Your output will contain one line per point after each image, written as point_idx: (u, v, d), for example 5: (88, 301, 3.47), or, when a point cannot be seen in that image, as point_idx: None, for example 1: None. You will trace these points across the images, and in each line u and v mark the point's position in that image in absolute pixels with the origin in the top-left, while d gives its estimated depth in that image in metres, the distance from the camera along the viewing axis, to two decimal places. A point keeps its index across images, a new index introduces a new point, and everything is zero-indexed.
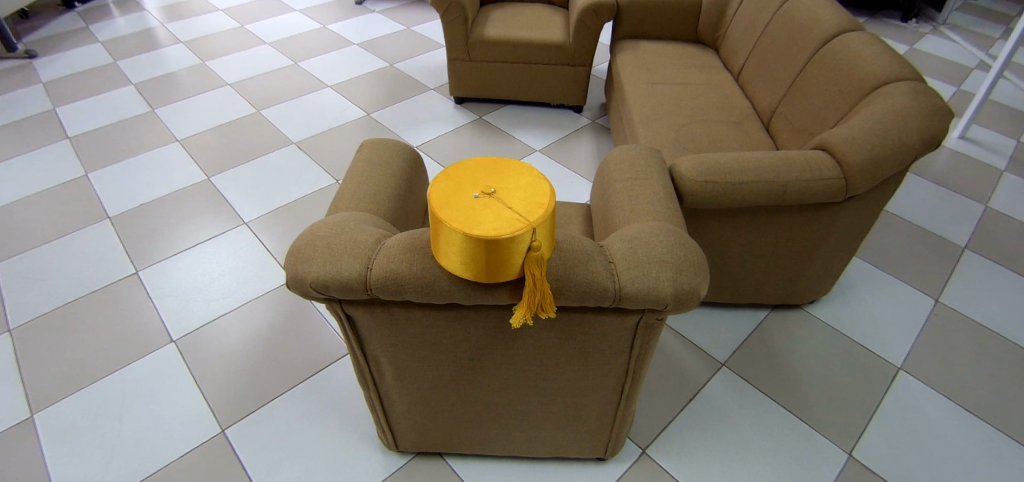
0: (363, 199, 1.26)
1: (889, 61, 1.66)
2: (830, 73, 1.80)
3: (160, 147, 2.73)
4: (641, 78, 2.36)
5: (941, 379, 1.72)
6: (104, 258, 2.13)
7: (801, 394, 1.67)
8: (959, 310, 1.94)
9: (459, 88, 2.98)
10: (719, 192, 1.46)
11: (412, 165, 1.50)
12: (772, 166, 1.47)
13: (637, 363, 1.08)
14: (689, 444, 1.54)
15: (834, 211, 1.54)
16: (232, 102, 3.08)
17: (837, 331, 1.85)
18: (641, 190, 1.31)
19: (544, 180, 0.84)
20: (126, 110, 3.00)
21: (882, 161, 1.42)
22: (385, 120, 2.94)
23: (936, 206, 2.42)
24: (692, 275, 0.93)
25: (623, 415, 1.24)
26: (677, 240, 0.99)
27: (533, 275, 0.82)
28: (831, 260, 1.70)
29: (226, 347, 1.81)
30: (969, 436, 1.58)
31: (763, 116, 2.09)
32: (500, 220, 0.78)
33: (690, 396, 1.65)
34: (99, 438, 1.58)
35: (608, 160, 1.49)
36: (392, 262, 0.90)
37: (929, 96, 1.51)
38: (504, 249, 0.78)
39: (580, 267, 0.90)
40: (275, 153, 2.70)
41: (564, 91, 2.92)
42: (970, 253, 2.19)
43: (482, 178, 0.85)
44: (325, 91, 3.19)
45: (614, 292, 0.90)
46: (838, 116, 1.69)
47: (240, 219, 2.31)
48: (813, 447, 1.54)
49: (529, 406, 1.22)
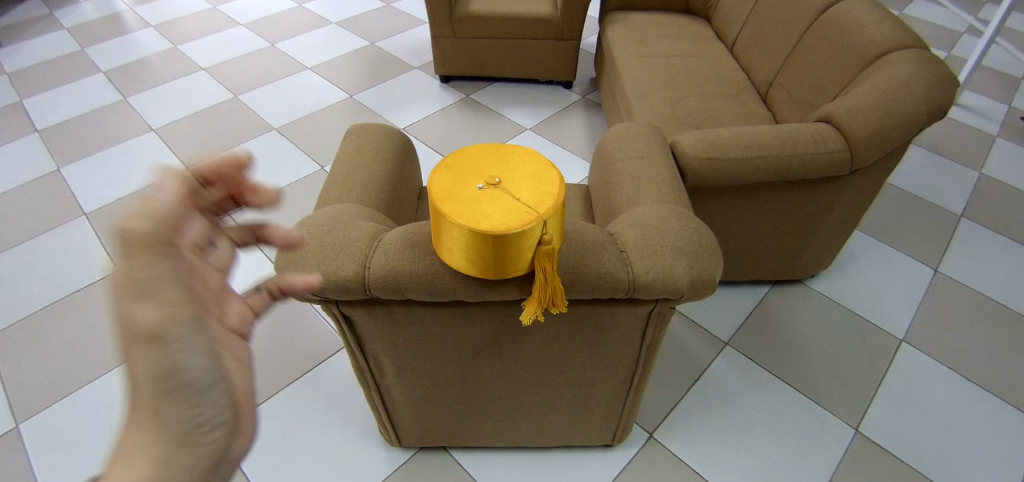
0: (354, 190, 1.20)
1: (892, 28, 1.60)
2: (829, 41, 1.74)
3: (135, 137, 2.61)
4: (633, 51, 2.28)
5: (943, 349, 1.72)
6: (83, 256, 2.04)
7: (805, 371, 1.66)
8: (958, 280, 1.94)
9: (445, 67, 2.88)
10: (723, 169, 1.42)
11: (402, 151, 1.43)
12: (776, 140, 1.42)
13: (648, 352, 1.05)
14: (695, 427, 1.52)
15: (839, 184, 1.50)
16: (208, 87, 2.96)
17: (838, 305, 1.84)
18: (644, 170, 1.26)
19: (551, 167, 0.79)
20: (97, 99, 2.86)
21: (887, 132, 1.38)
22: (369, 102, 2.84)
23: (932, 175, 2.40)
24: (707, 261, 0.89)
25: (632, 405, 1.22)
26: (689, 225, 0.95)
27: (544, 269, 0.77)
28: (833, 234, 1.67)
29: None
30: (972, 405, 1.58)
31: (760, 88, 2.03)
32: (509, 212, 0.72)
33: (696, 377, 1.63)
34: (90, 445, 1.52)
35: (607, 138, 1.43)
36: (390, 259, 0.84)
37: (934, 63, 1.46)
38: (512, 243, 0.72)
39: (591, 257, 0.85)
40: (254, 141, 2.59)
41: (552, 66, 2.83)
42: (967, 221, 2.18)
43: (485, 167, 0.79)
44: (305, 73, 3.07)
45: (627, 283, 0.86)
46: (840, 87, 1.64)
47: None
48: (818, 423, 1.53)
49: (535, 398, 1.19)
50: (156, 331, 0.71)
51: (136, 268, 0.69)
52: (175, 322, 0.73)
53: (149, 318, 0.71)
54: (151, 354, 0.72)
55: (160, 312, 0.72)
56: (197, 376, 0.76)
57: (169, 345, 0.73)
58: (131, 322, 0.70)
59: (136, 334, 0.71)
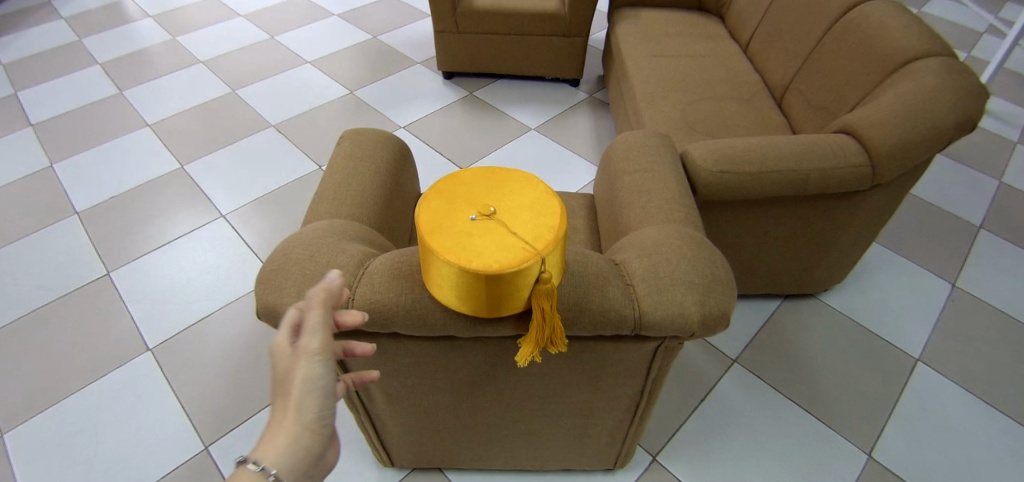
0: (345, 204, 1.13)
1: (917, 34, 1.51)
2: (851, 46, 1.65)
3: (130, 133, 2.55)
4: (642, 50, 2.20)
5: (961, 370, 1.65)
6: (74, 258, 1.99)
7: (816, 391, 1.59)
8: (976, 296, 1.86)
9: (448, 63, 2.80)
10: (736, 183, 1.34)
11: (399, 159, 1.36)
12: (793, 153, 1.35)
13: (654, 385, 0.98)
14: (701, 450, 1.46)
15: (858, 199, 1.42)
16: (206, 81, 2.89)
17: (852, 321, 1.76)
18: (653, 186, 1.19)
19: (552, 195, 0.72)
20: (93, 92, 2.80)
21: (912, 147, 1.30)
22: (369, 98, 2.76)
23: (950, 183, 2.31)
24: (720, 296, 0.82)
25: (635, 433, 1.15)
26: (702, 253, 0.88)
27: (542, 308, 0.70)
28: (849, 249, 1.59)
29: (207, 355, 1.70)
30: (991, 431, 1.51)
31: (775, 92, 1.95)
32: (504, 248, 0.66)
33: (702, 396, 1.57)
34: (75, 458, 1.48)
35: (614, 148, 1.35)
36: (375, 290, 0.78)
37: (963, 73, 1.37)
38: (507, 283, 0.66)
39: (594, 293, 0.78)
40: (251, 138, 2.53)
41: (558, 63, 2.75)
42: (986, 233, 2.09)
43: (478, 194, 0.72)
44: (305, 67, 2.99)
45: (633, 320, 0.79)
46: (861, 95, 1.56)
47: (218, 211, 2.17)
48: (829, 447, 1.47)
49: (533, 426, 1.12)
50: (318, 362, 0.71)
51: (324, 312, 0.72)
52: (331, 363, 0.73)
53: (316, 350, 0.71)
54: (298, 382, 0.70)
55: (329, 346, 0.72)
56: (321, 421, 0.72)
57: (320, 382, 0.71)
58: (299, 348, 0.71)
59: (301, 357, 0.70)
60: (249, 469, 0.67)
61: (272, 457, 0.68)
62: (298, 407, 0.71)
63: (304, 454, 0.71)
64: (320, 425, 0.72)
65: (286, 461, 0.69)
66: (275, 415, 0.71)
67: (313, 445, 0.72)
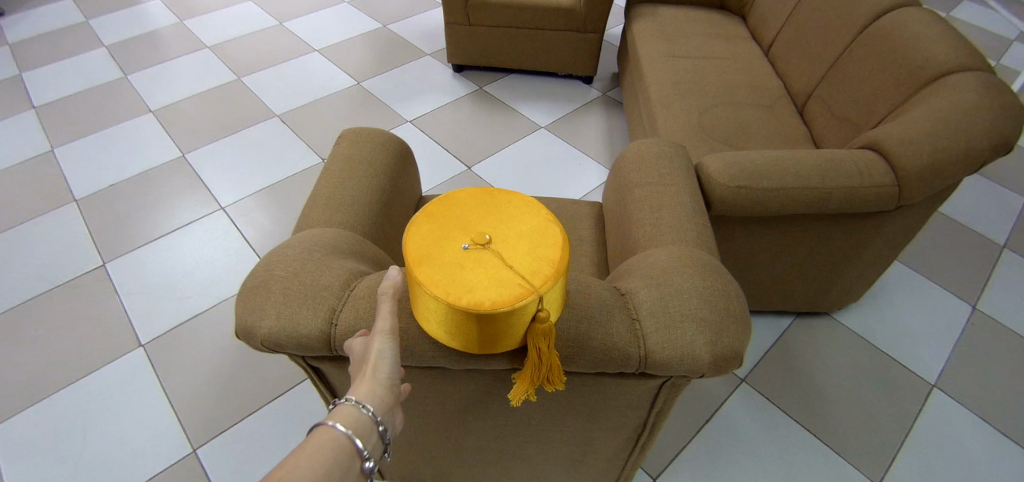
0: (339, 211, 1.08)
1: (953, 46, 1.42)
2: (880, 55, 1.57)
3: (133, 119, 2.51)
4: (659, 50, 2.11)
5: (981, 398, 1.57)
6: (70, 247, 1.95)
7: (827, 415, 1.52)
8: (998, 319, 1.77)
9: (458, 56, 2.72)
10: (753, 199, 1.27)
11: (400, 162, 1.29)
12: (814, 169, 1.27)
13: (656, 418, 0.92)
14: (703, 474, 1.40)
15: (881, 219, 1.35)
16: (211, 67, 2.83)
17: (867, 342, 1.69)
18: (665, 201, 1.12)
19: (554, 223, 0.67)
20: (97, 76, 2.75)
21: (943, 168, 1.22)
22: (376, 90, 2.69)
23: (974, 198, 2.21)
24: (733, 334, 0.76)
25: (635, 462, 1.09)
26: (714, 283, 0.81)
27: (538, 347, 0.65)
28: (868, 269, 1.52)
29: (199, 354, 1.66)
30: (1009, 464, 1.44)
31: (796, 100, 1.86)
32: (497, 284, 0.61)
33: (707, 417, 1.51)
34: (60, 456, 1.44)
35: (625, 156, 1.28)
36: (359, 318, 0.75)
37: (1000, 90, 1.29)
38: (500, 322, 0.61)
39: (596, 329, 0.73)
40: (255, 128, 2.48)
41: (571, 60, 2.66)
42: (1010, 252, 2.00)
43: (472, 219, 0.66)
44: (312, 56, 2.93)
45: (638, 358, 0.74)
46: (890, 108, 1.47)
47: (217, 203, 2.12)
48: (838, 476, 1.40)
49: (527, 451, 1.07)
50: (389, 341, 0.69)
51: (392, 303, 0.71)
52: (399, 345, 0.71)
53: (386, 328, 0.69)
54: (374, 350, 0.68)
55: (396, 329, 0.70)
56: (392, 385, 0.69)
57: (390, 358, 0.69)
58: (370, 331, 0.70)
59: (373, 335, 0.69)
60: (344, 409, 0.66)
61: (364, 393, 0.67)
62: (374, 367, 0.69)
63: (390, 400, 0.69)
64: (398, 380, 0.70)
65: (378, 401, 0.67)
66: (356, 373, 0.69)
67: (393, 398, 0.70)
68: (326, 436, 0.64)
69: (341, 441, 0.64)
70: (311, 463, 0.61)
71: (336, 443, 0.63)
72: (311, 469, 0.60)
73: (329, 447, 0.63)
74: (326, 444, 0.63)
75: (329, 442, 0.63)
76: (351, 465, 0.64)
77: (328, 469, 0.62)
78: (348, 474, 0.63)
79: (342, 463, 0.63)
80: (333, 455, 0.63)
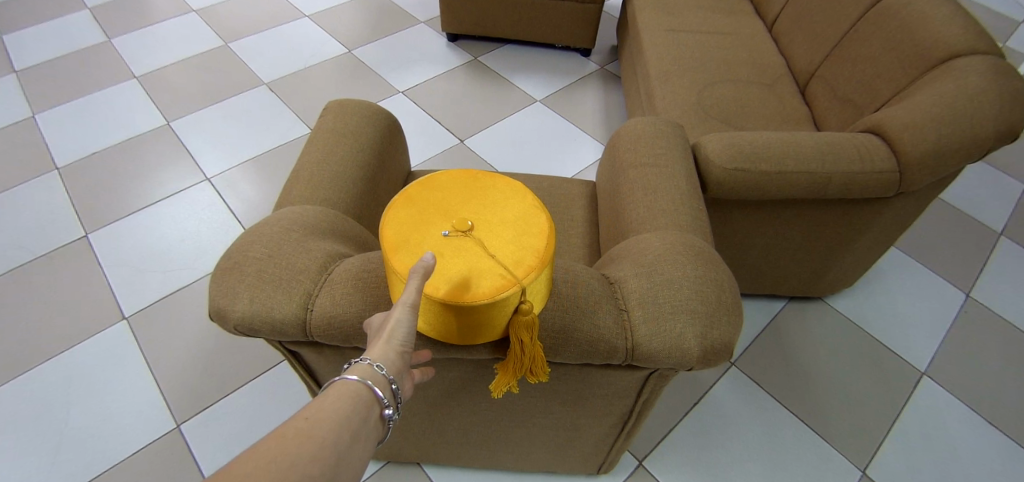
0: (321, 188, 1.04)
1: (961, 27, 1.37)
2: (887, 35, 1.51)
3: (117, 84, 2.43)
4: (660, 23, 2.04)
5: (968, 386, 1.57)
6: (52, 217, 1.90)
7: (814, 400, 1.52)
8: (990, 308, 1.77)
9: (453, 25, 2.63)
10: (750, 182, 1.23)
11: (388, 135, 1.25)
12: (814, 153, 1.23)
13: (643, 406, 0.91)
14: (690, 456, 1.41)
15: (880, 205, 1.31)
16: (198, 31, 2.73)
17: (858, 327, 1.68)
18: (659, 182, 1.08)
19: (540, 211, 0.64)
20: (79, 39, 2.65)
21: (947, 154, 1.18)
22: (368, 58, 2.61)
23: (973, 184, 2.18)
24: (725, 326, 0.73)
25: (620, 446, 1.09)
26: (707, 274, 0.78)
27: (520, 340, 0.63)
28: (864, 255, 1.49)
29: (183, 328, 1.64)
30: (992, 452, 1.45)
31: (799, 79, 1.81)
32: (478, 274, 0.58)
33: (695, 400, 1.51)
34: (44, 429, 1.43)
35: (621, 134, 1.24)
36: (336, 303, 0.72)
37: (1009, 75, 1.25)
38: (480, 314, 0.59)
39: (584, 319, 0.71)
40: (242, 96, 2.40)
41: (569, 31, 2.58)
42: (1006, 240, 1.98)
43: (454, 205, 0.64)
44: (303, 21, 2.83)
45: (625, 350, 0.72)
46: (894, 91, 1.43)
47: (203, 174, 2.07)
48: (823, 461, 1.41)
49: (513, 434, 1.06)
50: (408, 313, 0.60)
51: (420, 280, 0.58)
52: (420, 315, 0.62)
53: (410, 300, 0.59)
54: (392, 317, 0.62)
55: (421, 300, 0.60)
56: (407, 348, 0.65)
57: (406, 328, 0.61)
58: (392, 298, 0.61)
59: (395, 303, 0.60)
60: (359, 365, 0.63)
61: (379, 352, 0.63)
62: (391, 331, 0.64)
63: (406, 360, 0.65)
64: (413, 344, 0.65)
65: (394, 360, 0.64)
66: (373, 337, 0.66)
67: (408, 360, 0.66)
68: (344, 385, 0.62)
69: (360, 390, 0.61)
70: (335, 407, 0.59)
71: (354, 392, 0.61)
72: (335, 411, 0.58)
73: (346, 396, 0.60)
74: (343, 394, 0.61)
75: (348, 391, 0.61)
76: (370, 413, 0.61)
77: (349, 415, 0.59)
78: (368, 420, 0.61)
79: (362, 410, 0.60)
80: (349, 405, 0.60)
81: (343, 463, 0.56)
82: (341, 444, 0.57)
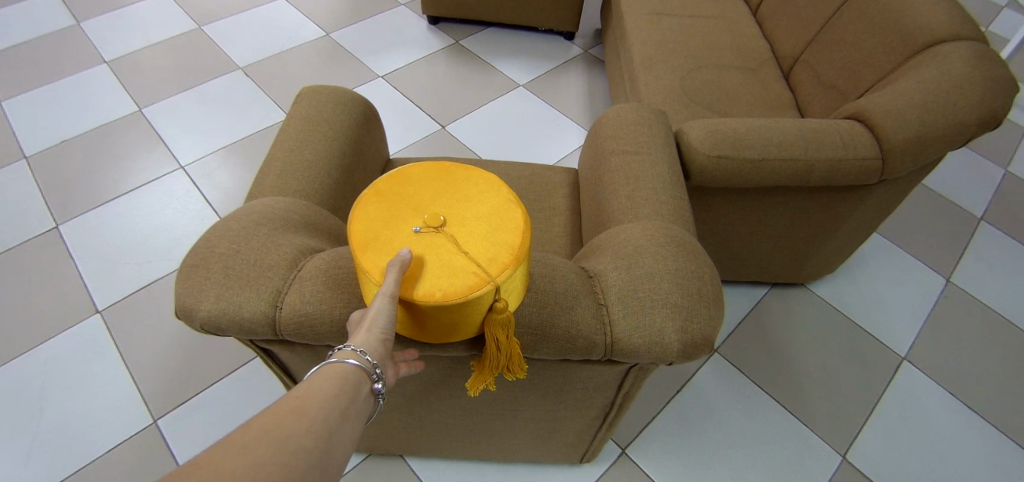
0: (293, 179, 1.00)
1: (945, 12, 1.36)
2: (871, 20, 1.50)
3: (87, 69, 2.34)
4: (644, 7, 2.01)
5: (946, 370, 1.59)
6: (19, 208, 1.84)
7: (795, 385, 1.53)
8: (969, 292, 1.79)
9: (434, 7, 2.57)
10: (733, 170, 1.22)
11: (364, 123, 1.21)
12: (797, 139, 1.22)
13: (625, 398, 0.90)
14: (673, 444, 1.41)
15: (862, 192, 1.31)
16: (171, 14, 2.64)
17: (839, 313, 1.69)
18: (641, 171, 1.06)
19: (516, 207, 0.62)
20: (45, 22, 2.55)
21: (930, 142, 1.18)
22: (346, 42, 2.54)
23: (954, 169, 2.20)
24: (705, 320, 0.72)
25: (603, 436, 1.08)
26: (688, 266, 0.77)
27: (496, 338, 0.61)
28: (846, 242, 1.49)
29: (158, 321, 1.60)
30: (968, 436, 1.47)
31: (783, 64, 1.79)
32: (449, 271, 0.56)
33: (678, 387, 1.51)
34: (15, 427, 1.39)
35: (602, 120, 1.21)
36: (307, 300, 0.70)
37: (992, 61, 1.24)
38: (453, 314, 0.57)
39: (562, 314, 0.69)
40: (218, 81, 2.33)
41: (553, 14, 2.54)
42: (985, 225, 2.00)
43: (426, 199, 0.62)
44: (279, 3, 2.74)
45: (603, 346, 0.71)
46: (878, 76, 1.42)
47: (177, 162, 2.01)
48: (805, 447, 1.42)
49: (495, 427, 1.05)
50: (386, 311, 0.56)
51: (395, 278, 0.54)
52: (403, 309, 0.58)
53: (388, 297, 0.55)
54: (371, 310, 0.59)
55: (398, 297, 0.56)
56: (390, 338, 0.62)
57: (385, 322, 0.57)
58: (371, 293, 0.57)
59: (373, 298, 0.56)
60: (344, 352, 0.61)
61: (363, 339, 0.60)
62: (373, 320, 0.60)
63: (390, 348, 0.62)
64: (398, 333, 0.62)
65: (378, 347, 0.61)
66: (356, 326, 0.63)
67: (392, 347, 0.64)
68: (333, 368, 0.60)
69: (352, 373, 0.61)
70: (323, 388, 0.59)
71: (343, 373, 0.60)
72: (325, 390, 0.58)
73: (334, 378, 0.60)
74: (331, 377, 0.60)
75: (336, 374, 0.60)
76: (358, 392, 0.61)
77: (338, 394, 0.59)
78: (358, 398, 0.60)
79: (350, 390, 0.60)
80: (337, 387, 0.59)
81: (335, 439, 0.56)
82: (333, 420, 0.57)
